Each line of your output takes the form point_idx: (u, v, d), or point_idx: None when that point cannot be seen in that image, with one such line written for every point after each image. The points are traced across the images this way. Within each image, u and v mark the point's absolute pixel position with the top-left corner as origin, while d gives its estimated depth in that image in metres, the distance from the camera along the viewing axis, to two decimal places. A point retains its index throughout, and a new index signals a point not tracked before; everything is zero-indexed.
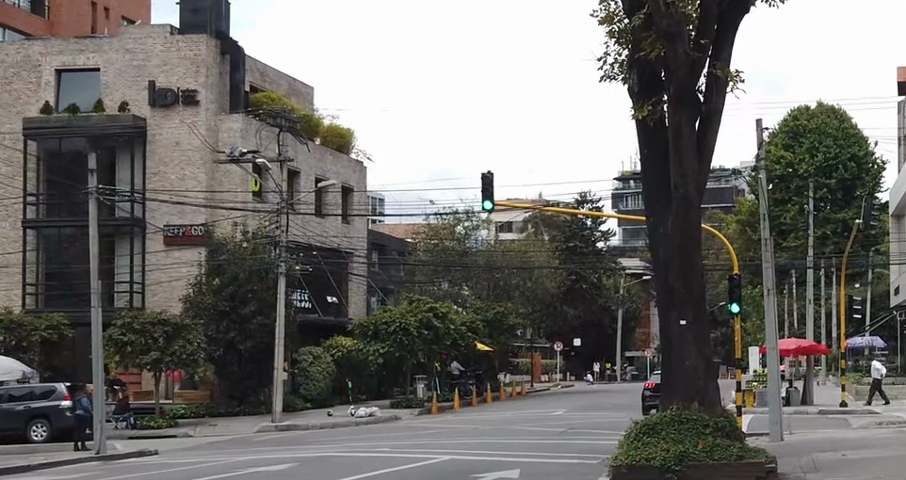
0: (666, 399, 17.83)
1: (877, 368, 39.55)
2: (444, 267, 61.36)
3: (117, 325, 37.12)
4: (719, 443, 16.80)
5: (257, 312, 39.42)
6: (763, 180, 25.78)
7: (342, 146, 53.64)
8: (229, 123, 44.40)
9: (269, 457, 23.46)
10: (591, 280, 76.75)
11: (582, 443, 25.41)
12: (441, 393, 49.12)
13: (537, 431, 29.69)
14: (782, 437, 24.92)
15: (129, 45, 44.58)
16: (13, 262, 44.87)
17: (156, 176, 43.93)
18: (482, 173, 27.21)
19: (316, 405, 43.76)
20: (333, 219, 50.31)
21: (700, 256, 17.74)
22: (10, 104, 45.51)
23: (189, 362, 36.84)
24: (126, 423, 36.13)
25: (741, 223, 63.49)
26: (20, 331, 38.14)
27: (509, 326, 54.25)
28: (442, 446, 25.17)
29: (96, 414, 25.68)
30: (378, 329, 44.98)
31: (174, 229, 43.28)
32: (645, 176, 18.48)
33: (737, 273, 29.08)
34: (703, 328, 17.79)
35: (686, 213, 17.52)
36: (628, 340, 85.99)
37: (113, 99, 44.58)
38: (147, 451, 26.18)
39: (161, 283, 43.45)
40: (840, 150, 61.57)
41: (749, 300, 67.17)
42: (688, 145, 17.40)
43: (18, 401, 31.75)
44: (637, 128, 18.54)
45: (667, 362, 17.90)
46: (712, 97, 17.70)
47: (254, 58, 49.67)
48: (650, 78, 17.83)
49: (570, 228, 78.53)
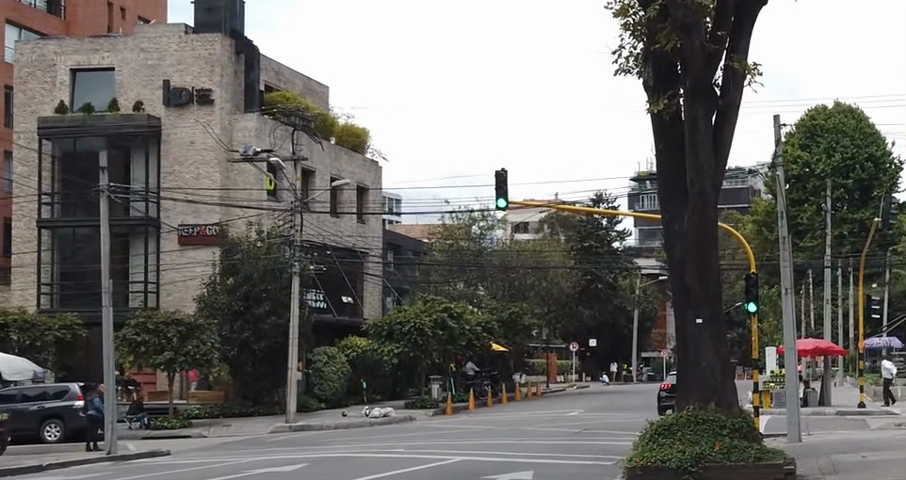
0: (682, 400, 17.58)
1: (886, 368, 39.43)
2: (459, 266, 61.16)
3: (131, 325, 37.05)
4: (736, 444, 16.52)
5: (271, 312, 39.25)
6: (781, 177, 25.45)
7: (357, 145, 53.49)
8: (244, 122, 44.29)
9: (281, 457, 23.31)
10: (607, 280, 76.60)
11: (598, 444, 25.14)
12: (456, 393, 48.83)
13: (552, 432, 29.40)
14: (799, 438, 24.66)
15: (143, 45, 44.54)
16: (28, 262, 44.92)
17: (170, 176, 43.90)
18: (496, 171, 27.00)
19: (330, 405, 43.49)
20: (348, 219, 50.12)
21: (716, 253, 17.49)
22: (25, 103, 45.54)
23: (203, 362, 36.71)
24: (140, 423, 36.07)
25: (758, 223, 63.02)
26: (34, 331, 38.12)
27: (523, 326, 53.97)
28: (457, 447, 24.96)
29: (108, 415, 25.58)
30: (393, 329, 44.86)
31: (189, 228, 43.23)
32: (661, 171, 18.23)
33: (754, 272, 28.78)
34: (719, 327, 17.55)
35: (703, 209, 17.24)
36: (644, 341, 85.64)
37: (128, 99, 44.57)
38: (159, 452, 26.01)
39: (175, 283, 43.43)
40: (858, 150, 61.08)
41: (766, 300, 66.66)
42: (704, 138, 17.11)
43: (32, 401, 31.73)
44: (653, 122, 18.27)
45: (682, 362, 17.65)
46: (729, 90, 17.47)
47: (269, 58, 49.57)
48: (666, 71, 17.56)
49: (584, 228, 77.88)
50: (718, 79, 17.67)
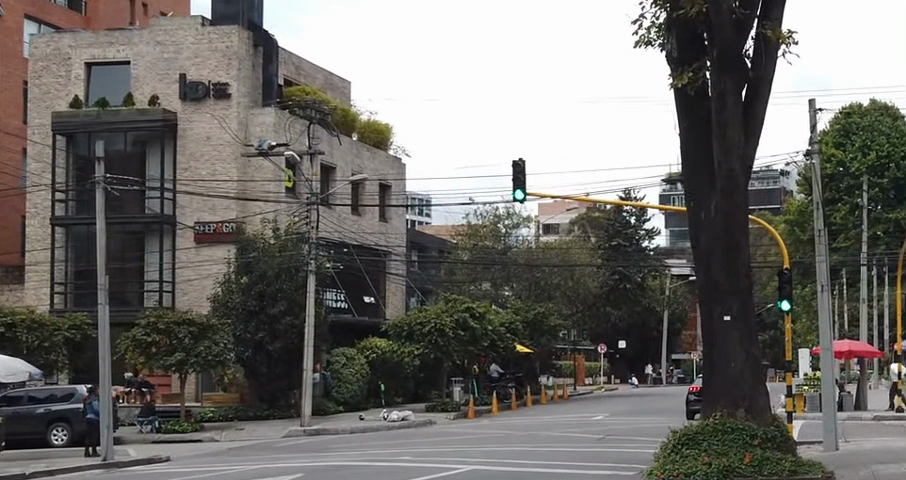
0: (708, 405, 16.52)
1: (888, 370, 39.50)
2: (483, 266, 59.75)
3: (141, 324, 35.76)
4: (768, 456, 15.18)
5: (286, 312, 38.03)
6: (817, 167, 23.96)
7: (380, 142, 52.36)
8: (262, 117, 43.00)
9: (285, 465, 22.03)
10: (636, 280, 74.57)
11: (621, 452, 23.69)
12: (479, 396, 47.38)
13: (574, 438, 27.97)
14: (836, 445, 23.20)
15: (159, 38, 43.51)
16: (41, 260, 43.94)
17: (185, 172, 42.75)
18: (514, 161, 25.69)
19: (348, 408, 42.08)
20: (369, 216, 48.99)
21: (745, 244, 16.42)
22: (39, 98, 44.66)
23: (215, 364, 35.58)
24: (151, 427, 35.04)
25: (790, 223, 61.04)
26: (43, 332, 37.16)
27: (549, 327, 52.55)
28: (474, 454, 23.68)
29: (105, 419, 24.43)
30: (413, 329, 43.73)
31: (205, 226, 42.18)
32: (684, 152, 17.09)
33: (787, 268, 27.27)
34: (748, 325, 16.45)
35: (731, 192, 16.15)
36: (674, 342, 83.83)
37: (144, 93, 43.57)
38: (159, 459, 24.82)
39: (190, 282, 42.40)
40: (894, 149, 58.66)
41: (799, 301, 64.61)
42: (732, 114, 15.96)
43: (39, 403, 30.74)
44: (676, 97, 17.10)
45: (709, 364, 16.59)
46: (761, 64, 16.37)
47: (288, 51, 48.44)
48: (691, 40, 16.39)
49: (612, 226, 75.97)
50: (748, 50, 16.54)
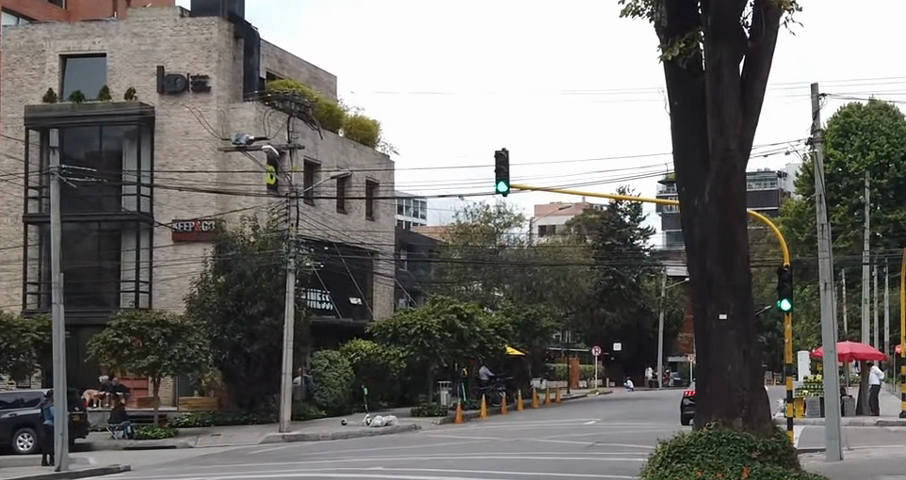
0: (702, 416, 15.03)
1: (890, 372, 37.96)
2: (473, 265, 58.25)
3: (113, 326, 34.14)
4: (766, 469, 13.62)
5: (266, 312, 36.45)
6: (820, 156, 22.42)
7: (368, 139, 50.89)
8: (241, 111, 41.25)
9: (250, 476, 20.57)
10: (630, 280, 73.27)
11: (611, 460, 22.28)
12: (467, 399, 45.85)
13: (560, 446, 26.43)
14: (839, 454, 21.79)
15: (136, 29, 41.94)
16: (14, 259, 42.42)
17: (163, 168, 41.20)
18: (496, 151, 24.25)
19: (332, 413, 40.45)
20: (355, 214, 47.53)
21: (744, 235, 15.01)
22: (12, 91, 43.23)
23: (190, 366, 34.10)
24: (123, 432, 33.56)
25: (786, 224, 59.42)
26: (10, 333, 35.58)
27: (541, 328, 51.05)
28: (452, 463, 22.21)
29: (58, 426, 22.95)
30: (399, 331, 42.19)
31: (183, 224, 40.55)
32: (676, 133, 15.68)
33: (788, 265, 25.74)
34: (746, 325, 15.02)
35: (727, 175, 14.79)
36: (670, 344, 82.41)
37: (120, 87, 42.02)
38: (117, 468, 23.32)
39: (168, 282, 40.80)
40: (892, 148, 57.18)
41: (800, 300, 63.02)
42: (728, 90, 14.66)
43: (4, 408, 29.17)
44: (666, 73, 15.65)
45: (703, 368, 15.15)
46: (760, 33, 14.95)
47: (272, 45, 46.97)
48: (682, 7, 14.92)
49: (607, 226, 74.35)
50: (747, 18, 15.13)
